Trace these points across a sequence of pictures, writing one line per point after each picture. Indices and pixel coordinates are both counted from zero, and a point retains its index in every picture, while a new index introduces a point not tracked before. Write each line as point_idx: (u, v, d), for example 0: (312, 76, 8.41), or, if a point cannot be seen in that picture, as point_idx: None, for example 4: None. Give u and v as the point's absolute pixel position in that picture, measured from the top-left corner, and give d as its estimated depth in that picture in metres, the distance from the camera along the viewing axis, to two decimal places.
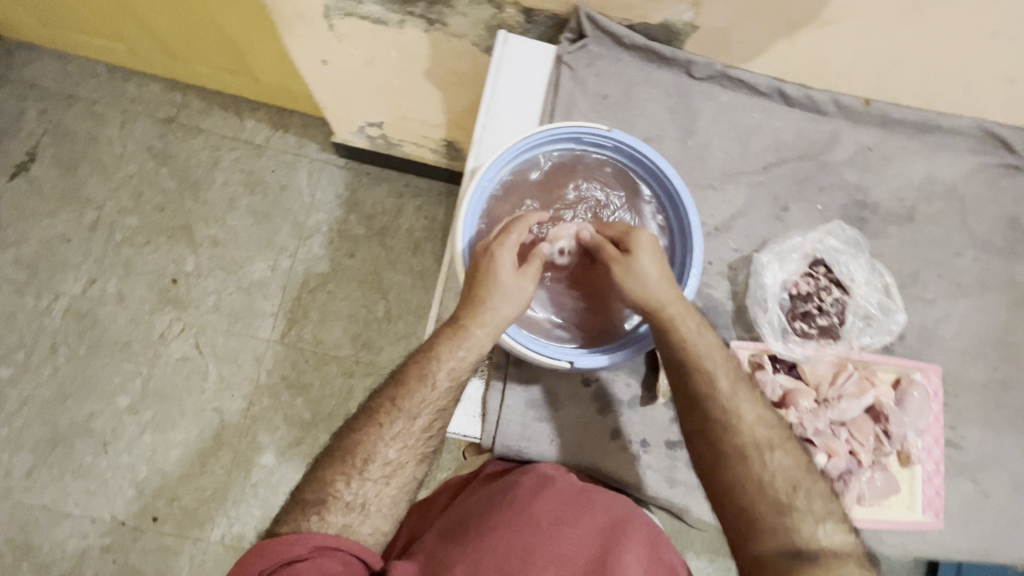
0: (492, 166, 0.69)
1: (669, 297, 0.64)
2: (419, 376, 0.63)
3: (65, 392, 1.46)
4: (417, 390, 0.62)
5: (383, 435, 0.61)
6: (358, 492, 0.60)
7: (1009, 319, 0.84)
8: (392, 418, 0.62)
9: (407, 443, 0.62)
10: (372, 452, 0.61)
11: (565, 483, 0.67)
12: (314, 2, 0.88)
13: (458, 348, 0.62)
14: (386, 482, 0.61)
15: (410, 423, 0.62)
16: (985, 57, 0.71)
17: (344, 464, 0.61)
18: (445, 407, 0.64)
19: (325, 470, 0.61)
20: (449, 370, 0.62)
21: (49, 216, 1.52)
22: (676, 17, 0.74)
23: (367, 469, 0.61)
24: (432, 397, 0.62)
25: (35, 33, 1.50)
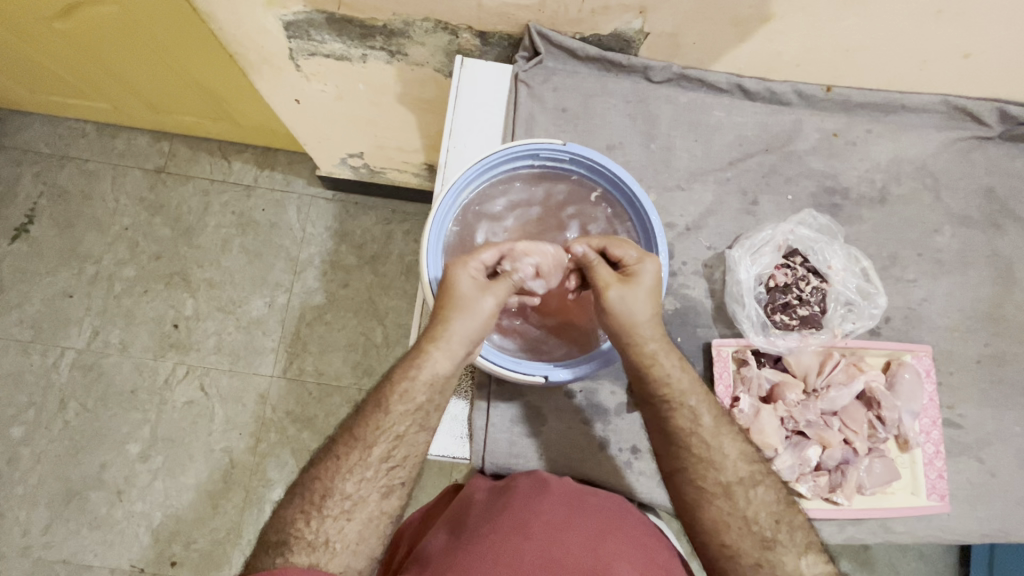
0: (453, 190, 0.70)
1: (653, 334, 0.64)
2: (374, 405, 0.63)
3: (76, 445, 1.48)
4: (373, 418, 0.63)
5: (340, 470, 0.61)
6: (319, 529, 0.59)
7: (996, 291, 0.83)
8: (349, 449, 0.62)
9: (365, 475, 0.61)
10: (330, 487, 0.61)
11: (556, 488, 0.66)
12: (278, 46, 0.90)
13: (412, 369, 0.63)
14: (348, 518, 0.60)
15: (367, 453, 0.62)
16: (936, 35, 0.71)
17: (304, 502, 0.61)
18: (403, 434, 0.63)
19: (286, 511, 0.61)
20: (400, 392, 0.63)
21: (50, 275, 1.56)
22: (625, 27, 0.76)
23: (327, 505, 0.60)
24: (388, 423, 0.62)
25: (25, 101, 1.55)
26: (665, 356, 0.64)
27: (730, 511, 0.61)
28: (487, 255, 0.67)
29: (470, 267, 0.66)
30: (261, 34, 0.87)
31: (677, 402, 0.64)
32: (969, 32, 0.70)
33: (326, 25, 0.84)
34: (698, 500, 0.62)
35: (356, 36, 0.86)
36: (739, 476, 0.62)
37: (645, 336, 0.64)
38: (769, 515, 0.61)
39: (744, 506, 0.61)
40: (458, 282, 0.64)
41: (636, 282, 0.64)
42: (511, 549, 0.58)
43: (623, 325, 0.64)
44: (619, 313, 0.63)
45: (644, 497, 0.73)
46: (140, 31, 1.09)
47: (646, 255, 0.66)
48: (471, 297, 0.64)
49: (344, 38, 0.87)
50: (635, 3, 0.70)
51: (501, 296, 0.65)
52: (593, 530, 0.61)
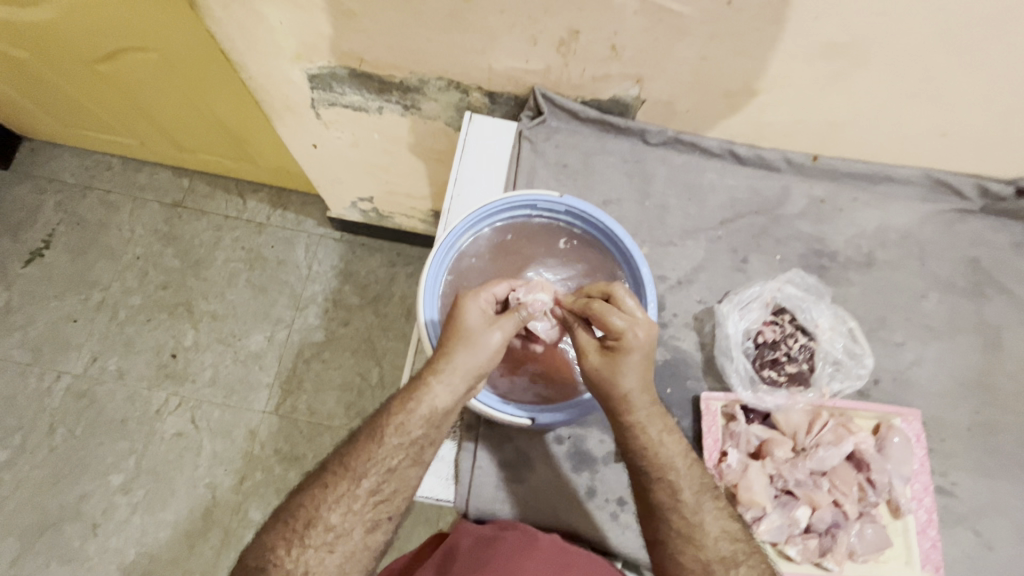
0: (453, 234, 0.73)
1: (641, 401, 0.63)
2: (369, 437, 0.64)
3: (58, 473, 1.46)
4: (365, 448, 0.63)
5: (327, 499, 0.62)
6: (299, 559, 0.60)
7: (985, 359, 0.84)
8: (338, 479, 0.63)
9: (351, 507, 0.62)
10: (314, 516, 0.62)
11: (546, 543, 0.65)
12: (302, 95, 0.97)
13: (410, 403, 0.63)
14: (330, 550, 0.61)
15: (356, 484, 0.63)
16: (913, 113, 0.77)
17: (287, 529, 0.62)
18: (394, 468, 0.63)
19: (269, 535, 0.62)
20: (396, 425, 0.63)
21: (57, 299, 1.59)
22: (624, 93, 0.82)
23: (309, 534, 0.61)
24: (380, 456, 0.63)
25: (59, 134, 1.64)
26: (649, 425, 0.63)
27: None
28: (499, 287, 0.69)
29: (480, 298, 0.67)
30: (286, 84, 0.94)
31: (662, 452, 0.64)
32: (943, 112, 0.76)
33: (348, 79, 0.91)
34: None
35: (375, 90, 0.93)
36: (723, 548, 0.62)
37: (635, 402, 0.63)
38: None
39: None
40: (467, 314, 0.66)
41: (622, 356, 0.62)
42: None
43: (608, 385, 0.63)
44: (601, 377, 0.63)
45: (628, 552, 0.71)
46: (175, 77, 1.18)
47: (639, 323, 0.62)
48: (475, 333, 0.65)
49: (363, 92, 0.94)
50: (633, 72, 0.77)
51: (509, 332, 0.66)
52: None
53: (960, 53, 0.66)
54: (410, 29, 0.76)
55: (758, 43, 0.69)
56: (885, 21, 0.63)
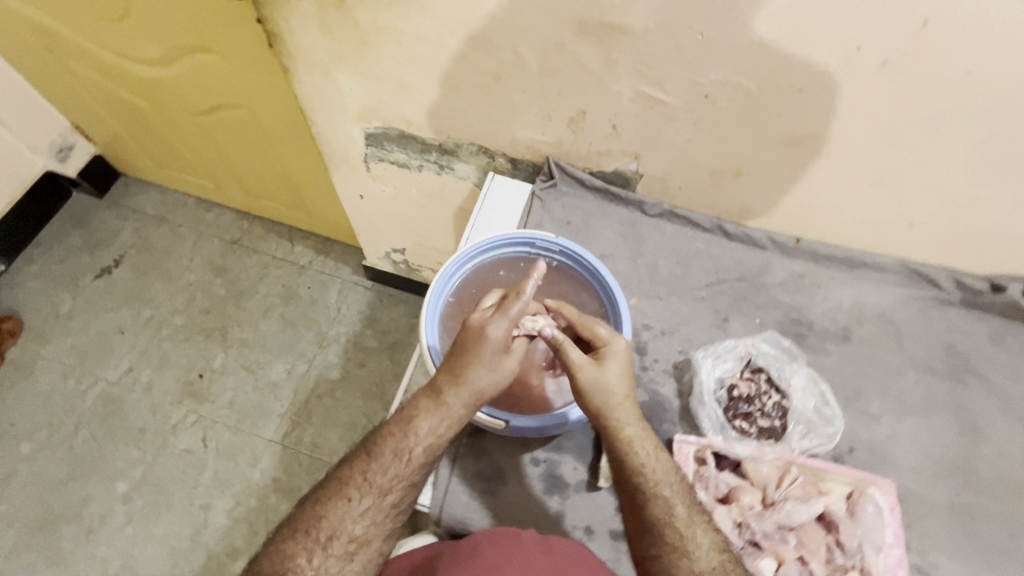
0: (456, 260, 0.85)
1: (631, 418, 0.71)
2: (393, 453, 0.70)
3: (70, 472, 1.53)
4: (391, 466, 0.70)
5: (350, 512, 0.68)
6: (319, 566, 0.66)
7: (963, 443, 0.86)
8: (361, 493, 0.69)
9: (373, 520, 0.69)
10: (338, 528, 0.68)
11: (528, 537, 0.68)
12: (357, 150, 1.16)
13: (437, 424, 0.70)
14: (350, 557, 0.68)
15: (380, 498, 0.70)
16: (878, 204, 0.87)
17: (309, 538, 0.68)
18: (414, 484, 0.71)
19: (289, 544, 0.67)
20: (424, 445, 0.70)
21: (113, 312, 1.76)
22: (624, 167, 0.96)
23: (332, 545, 0.67)
24: (403, 473, 0.70)
25: (152, 174, 1.91)
26: (644, 440, 0.71)
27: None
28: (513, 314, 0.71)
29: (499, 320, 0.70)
30: (345, 140, 1.13)
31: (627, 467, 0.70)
32: (905, 204, 0.86)
33: (397, 138, 1.09)
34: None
35: (418, 149, 1.10)
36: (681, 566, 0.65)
37: (623, 421, 0.71)
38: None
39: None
40: (487, 339, 0.70)
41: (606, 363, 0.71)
42: None
43: (601, 402, 0.70)
44: (594, 393, 0.70)
45: None
46: (259, 131, 1.41)
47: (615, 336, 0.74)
48: (494, 360, 0.70)
49: (407, 150, 1.12)
50: (632, 149, 0.92)
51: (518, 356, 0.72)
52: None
53: (907, 151, 0.77)
54: (452, 101, 0.94)
55: (734, 131, 0.82)
56: (837, 119, 0.76)
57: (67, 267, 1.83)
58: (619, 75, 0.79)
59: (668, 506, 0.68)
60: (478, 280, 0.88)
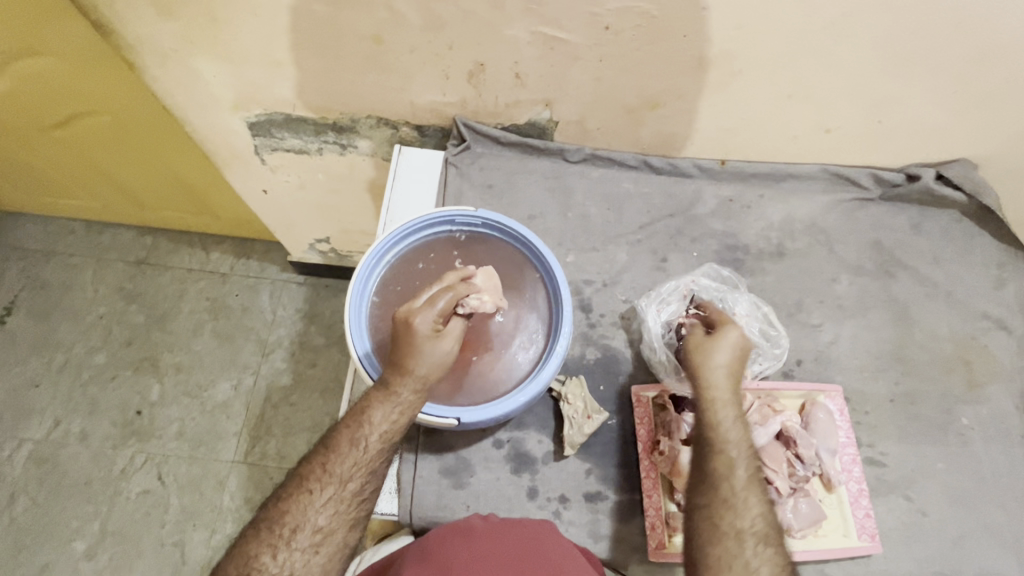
0: (372, 255, 0.77)
1: (727, 389, 0.69)
2: (348, 441, 0.66)
3: (20, 543, 1.41)
4: (348, 454, 0.66)
5: (312, 503, 0.64)
6: (285, 562, 0.62)
7: (898, 333, 0.89)
8: (320, 484, 0.65)
9: (337, 509, 0.65)
10: (301, 521, 0.63)
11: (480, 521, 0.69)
12: (244, 143, 1.03)
13: (392, 411, 0.66)
14: (315, 550, 0.63)
15: (342, 488, 0.65)
16: (795, 113, 0.85)
17: (272, 535, 0.63)
18: (376, 469, 0.67)
19: (250, 545, 0.63)
20: (380, 432, 0.66)
21: (20, 365, 1.58)
22: (538, 117, 0.90)
23: (296, 538, 0.63)
24: (364, 460, 0.66)
25: (21, 203, 1.68)
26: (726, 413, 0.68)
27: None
28: (442, 303, 0.66)
29: (421, 316, 0.65)
30: (228, 134, 1.01)
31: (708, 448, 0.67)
32: (822, 109, 0.84)
33: (286, 123, 0.97)
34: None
35: (312, 131, 0.99)
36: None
37: (721, 396, 0.68)
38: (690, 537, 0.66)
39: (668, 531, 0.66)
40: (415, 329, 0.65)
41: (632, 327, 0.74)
42: None
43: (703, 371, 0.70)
44: (699, 355, 0.71)
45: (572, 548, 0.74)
46: (131, 138, 1.24)
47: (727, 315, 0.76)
48: (427, 348, 0.66)
49: (301, 134, 1.00)
50: (542, 96, 0.85)
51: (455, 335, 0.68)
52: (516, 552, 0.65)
53: (817, 55, 0.74)
54: (335, 73, 0.84)
55: (643, 61, 0.77)
56: (743, 32, 0.71)
57: None
58: (510, 18, 0.71)
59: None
60: (400, 271, 0.80)
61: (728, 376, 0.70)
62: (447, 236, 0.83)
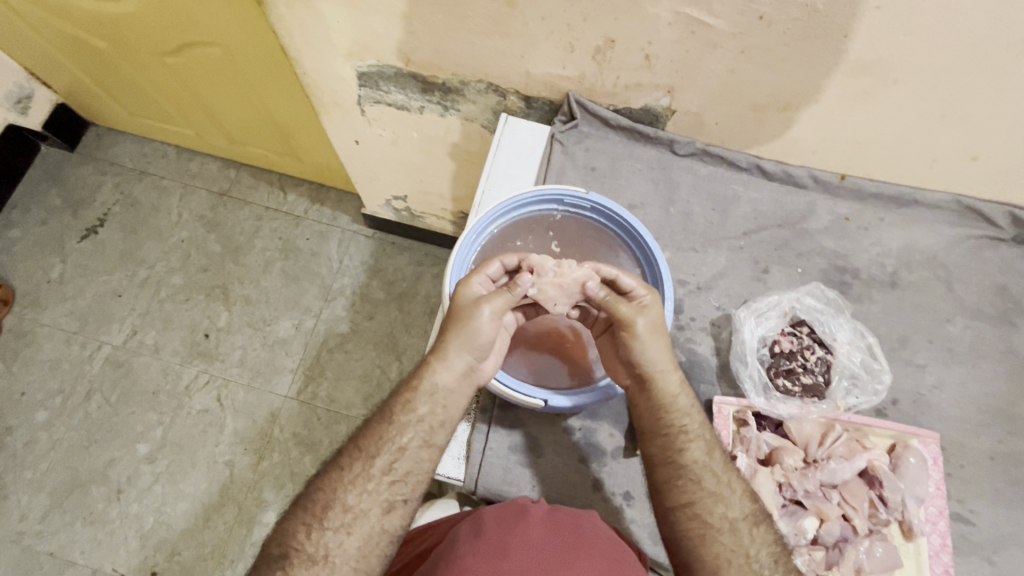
0: (480, 222, 0.77)
1: (667, 366, 0.69)
2: (381, 419, 0.68)
3: (90, 437, 1.52)
4: (377, 430, 0.67)
5: (342, 481, 0.65)
6: (319, 542, 0.62)
7: (1009, 388, 0.83)
8: (352, 461, 0.66)
9: (366, 488, 0.64)
10: (332, 499, 0.64)
11: (536, 509, 0.68)
12: (349, 91, 1.03)
13: (416, 385, 0.68)
14: (348, 531, 0.63)
15: (370, 464, 0.65)
16: (942, 136, 0.78)
17: (307, 513, 0.64)
18: (405, 447, 0.66)
19: (288, 523, 0.64)
20: (403, 405, 0.68)
21: (106, 273, 1.69)
22: (655, 103, 0.85)
23: (328, 517, 0.63)
24: (391, 436, 0.66)
25: (123, 122, 1.76)
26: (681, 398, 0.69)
27: (725, 547, 0.64)
28: (492, 269, 0.71)
29: (479, 280, 0.70)
30: (336, 81, 1.01)
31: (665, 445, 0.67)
32: (975, 135, 0.76)
33: (394, 77, 0.96)
34: (699, 534, 0.64)
35: (418, 89, 0.98)
36: (736, 517, 0.65)
37: (666, 372, 0.68)
38: (765, 554, 0.64)
39: (746, 544, 0.64)
40: (461, 295, 0.69)
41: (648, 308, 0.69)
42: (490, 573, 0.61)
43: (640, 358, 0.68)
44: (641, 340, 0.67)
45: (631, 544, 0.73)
46: (236, 72, 1.27)
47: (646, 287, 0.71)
48: (471, 319, 0.67)
49: (407, 91, 0.99)
50: (665, 83, 0.81)
51: (501, 310, 0.68)
52: (565, 547, 0.64)
53: (989, 73, 0.67)
54: (457, 32, 0.81)
55: (789, 58, 0.71)
56: (912, 40, 0.65)
57: (50, 228, 1.72)
58: None
59: (708, 450, 0.68)
60: (499, 244, 0.81)
61: (664, 353, 0.69)
62: (543, 216, 0.83)
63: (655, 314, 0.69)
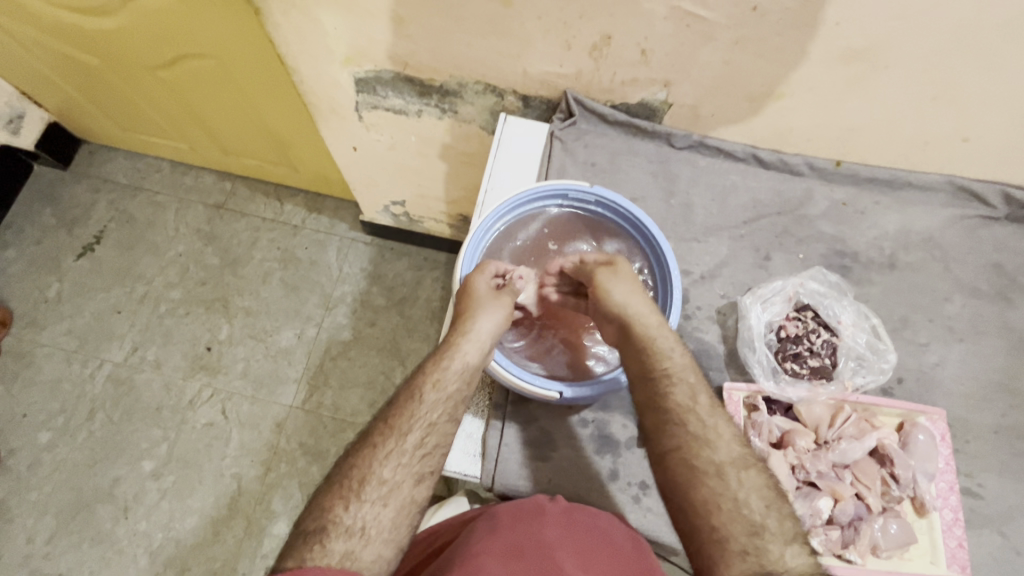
0: (485, 220, 0.77)
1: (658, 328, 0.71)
2: (408, 397, 0.68)
3: (94, 456, 1.51)
4: (407, 407, 0.67)
5: (377, 456, 0.64)
6: (357, 515, 0.60)
7: (1011, 363, 0.84)
8: (384, 437, 0.65)
9: (401, 461, 0.64)
10: (367, 474, 0.63)
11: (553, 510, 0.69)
12: (346, 98, 1.03)
13: (444, 360, 0.69)
14: (385, 503, 0.62)
15: (402, 440, 0.65)
16: (934, 119, 0.79)
17: (341, 489, 0.62)
18: (435, 423, 0.67)
19: (322, 499, 0.62)
20: (433, 379, 0.68)
21: (104, 291, 1.67)
22: (651, 97, 0.87)
23: (364, 490, 0.62)
24: (422, 412, 0.67)
25: (116, 138, 1.75)
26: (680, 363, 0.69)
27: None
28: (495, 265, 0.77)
29: (485, 274, 0.76)
30: (333, 87, 1.01)
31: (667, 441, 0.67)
32: (965, 116, 0.78)
33: (391, 82, 0.97)
34: None
35: (416, 92, 0.99)
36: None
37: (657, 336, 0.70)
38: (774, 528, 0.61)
39: None
40: (473, 288, 0.74)
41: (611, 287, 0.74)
42: (505, 569, 0.63)
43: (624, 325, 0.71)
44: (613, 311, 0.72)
45: (649, 533, 0.74)
46: (230, 83, 1.27)
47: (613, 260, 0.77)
48: (484, 306, 0.73)
49: (404, 95, 1.00)
50: (661, 76, 0.82)
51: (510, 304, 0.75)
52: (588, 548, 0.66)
53: (977, 56, 0.69)
54: (454, 35, 0.82)
55: (781, 49, 0.72)
56: (905, 23, 0.66)
57: (45, 248, 1.71)
58: None
59: None
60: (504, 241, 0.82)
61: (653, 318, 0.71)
62: (542, 211, 0.83)
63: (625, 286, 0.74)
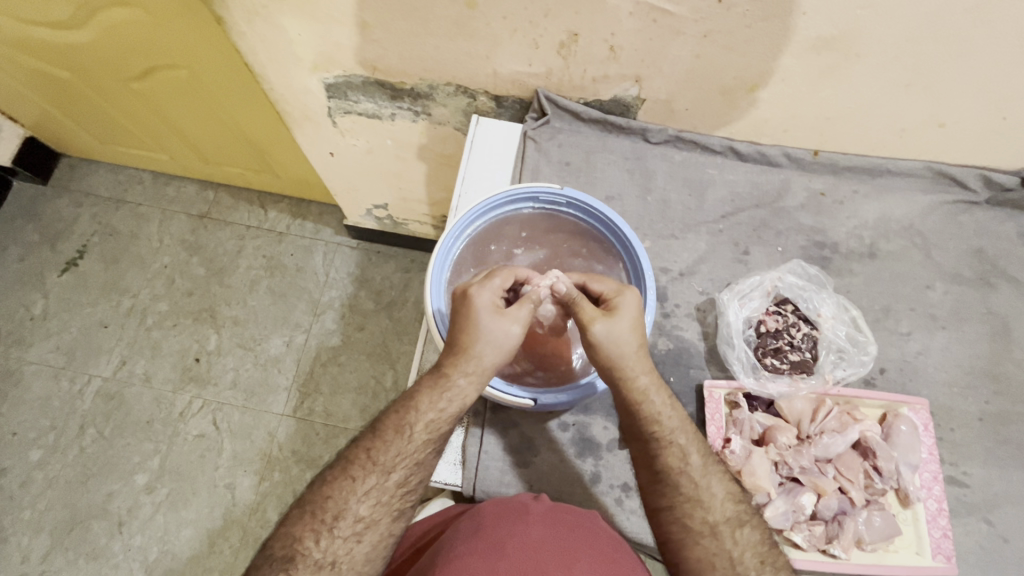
0: (456, 227, 0.76)
1: (643, 369, 0.67)
2: (395, 430, 0.66)
3: (87, 472, 1.50)
4: (393, 443, 0.65)
5: (356, 491, 0.64)
6: (327, 549, 0.62)
7: (994, 349, 0.84)
8: (366, 472, 0.65)
9: (380, 499, 0.64)
10: (343, 508, 0.63)
11: (535, 510, 0.68)
12: (319, 104, 1.02)
13: (439, 399, 0.66)
14: (358, 539, 0.63)
15: (385, 477, 0.65)
16: (909, 106, 0.78)
17: (315, 520, 0.63)
18: (421, 461, 0.66)
19: (295, 526, 0.63)
20: (427, 421, 0.66)
21: (90, 305, 1.66)
22: (624, 93, 0.85)
23: (338, 526, 0.63)
24: (408, 450, 0.66)
25: (95, 151, 1.73)
26: (654, 394, 0.67)
27: (711, 548, 0.63)
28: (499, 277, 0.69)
29: (488, 289, 0.67)
30: (305, 94, 1.00)
31: (649, 445, 0.67)
32: (940, 101, 0.76)
33: (362, 87, 0.96)
34: (681, 538, 0.64)
35: (388, 96, 0.98)
36: (716, 497, 0.65)
37: (637, 372, 0.66)
38: (752, 555, 0.64)
39: (728, 546, 0.63)
40: (473, 307, 0.65)
41: (620, 312, 0.66)
42: (488, 569, 0.61)
43: (613, 360, 0.66)
44: (609, 343, 0.65)
45: (634, 536, 0.73)
46: (203, 91, 1.25)
47: (625, 286, 0.69)
48: (489, 333, 0.65)
49: (376, 99, 0.99)
50: (632, 72, 0.80)
51: (522, 321, 0.67)
52: (567, 547, 0.64)
53: (949, 41, 0.67)
54: (420, 37, 0.81)
55: (751, 39, 0.71)
56: (874, 11, 0.64)
57: (29, 265, 1.70)
58: None
59: (682, 454, 0.66)
60: (476, 248, 0.81)
61: (640, 358, 0.67)
62: (515, 216, 0.82)
63: (626, 322, 0.66)
